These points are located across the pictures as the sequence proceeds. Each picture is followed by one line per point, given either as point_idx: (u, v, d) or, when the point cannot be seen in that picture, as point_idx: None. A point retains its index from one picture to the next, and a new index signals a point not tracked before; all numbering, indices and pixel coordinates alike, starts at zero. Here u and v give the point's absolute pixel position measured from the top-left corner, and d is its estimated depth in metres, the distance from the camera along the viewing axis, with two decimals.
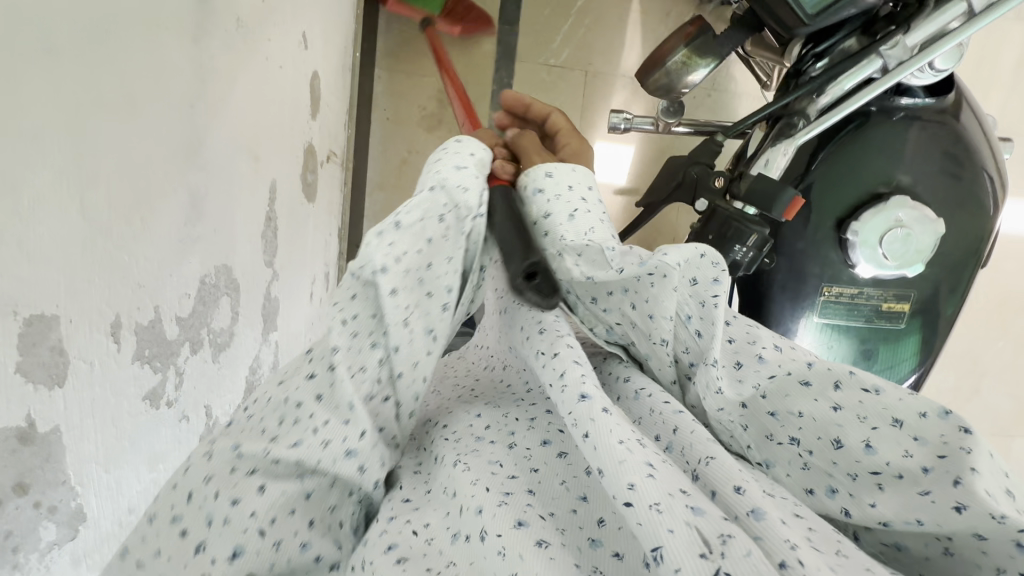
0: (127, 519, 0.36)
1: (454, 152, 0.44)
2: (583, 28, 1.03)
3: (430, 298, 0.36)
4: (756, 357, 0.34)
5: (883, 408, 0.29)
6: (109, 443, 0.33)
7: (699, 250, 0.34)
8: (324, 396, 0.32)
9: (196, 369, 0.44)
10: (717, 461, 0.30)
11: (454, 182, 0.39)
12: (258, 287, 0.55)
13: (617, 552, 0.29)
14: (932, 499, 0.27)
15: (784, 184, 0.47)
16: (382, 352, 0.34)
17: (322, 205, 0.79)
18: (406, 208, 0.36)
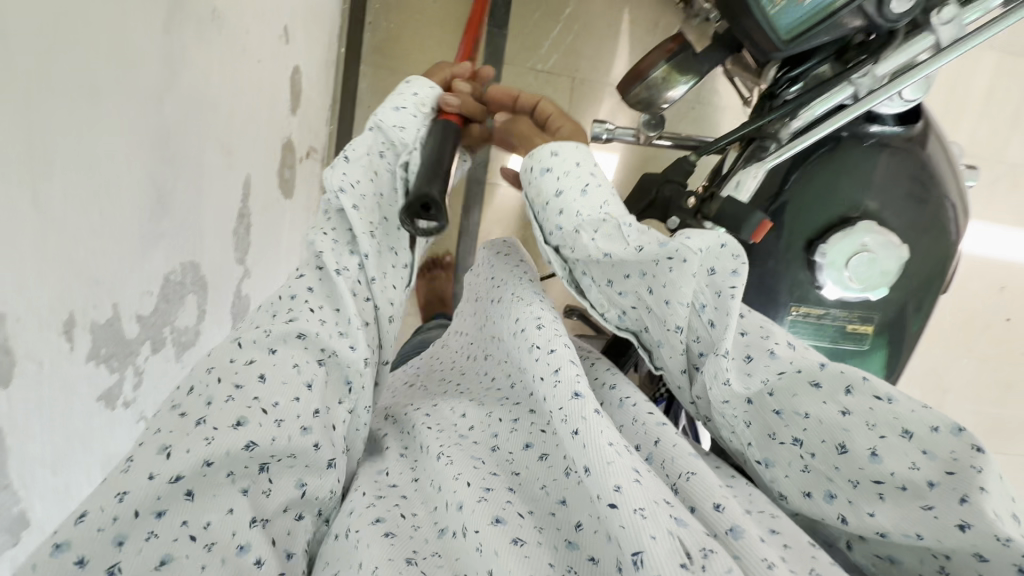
0: None
1: (400, 92, 0.51)
2: (570, 35, 1.03)
3: (385, 222, 0.46)
4: (767, 352, 0.37)
5: (894, 417, 0.32)
6: (58, 446, 0.32)
7: (720, 240, 0.37)
8: (314, 289, 0.40)
9: (158, 369, 0.42)
10: (697, 477, 0.34)
11: (391, 123, 0.48)
12: (228, 284, 0.54)
13: (592, 556, 0.32)
14: (936, 514, 0.30)
15: (753, 208, 0.47)
16: (357, 259, 0.42)
17: (301, 201, 0.78)
18: (353, 147, 0.46)
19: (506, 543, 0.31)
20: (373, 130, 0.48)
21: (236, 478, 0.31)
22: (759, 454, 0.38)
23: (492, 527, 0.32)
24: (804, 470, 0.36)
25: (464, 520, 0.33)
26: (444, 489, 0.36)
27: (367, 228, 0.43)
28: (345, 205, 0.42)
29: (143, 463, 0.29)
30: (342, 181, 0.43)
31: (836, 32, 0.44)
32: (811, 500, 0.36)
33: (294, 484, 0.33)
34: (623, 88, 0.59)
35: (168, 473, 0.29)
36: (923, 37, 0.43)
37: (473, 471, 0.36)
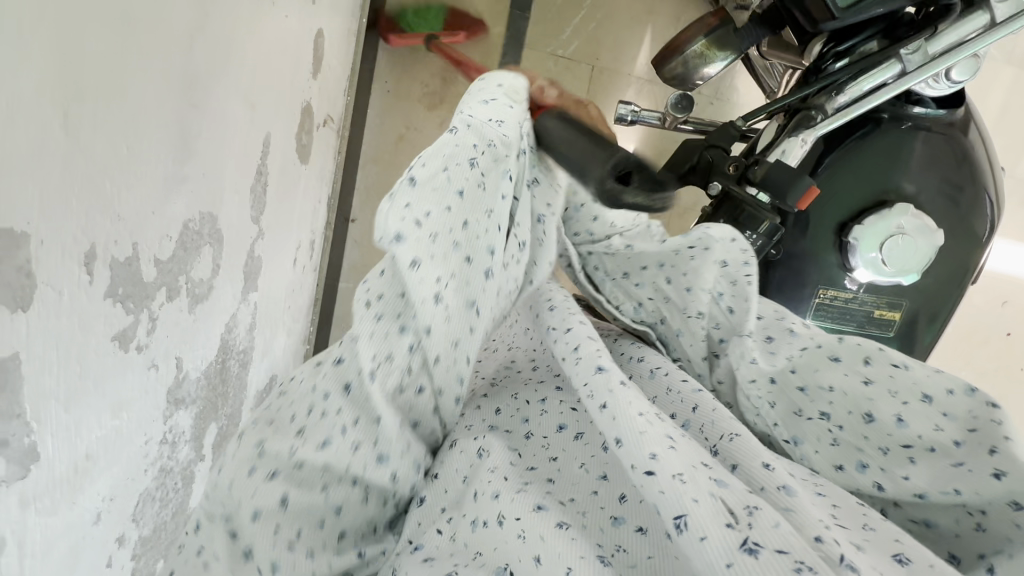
0: (82, 465, 0.33)
1: (481, 87, 0.46)
2: (594, 22, 1.03)
3: (468, 262, 0.39)
4: (790, 332, 0.44)
5: (914, 385, 0.38)
6: (72, 380, 0.31)
7: (733, 237, 0.43)
8: (348, 390, 0.37)
9: (171, 319, 0.41)
10: (740, 437, 0.38)
11: (486, 118, 0.43)
12: (242, 243, 0.53)
13: (641, 528, 0.35)
14: (969, 468, 0.35)
15: (800, 173, 0.47)
16: (412, 338, 0.37)
17: (315, 170, 0.77)
18: (427, 158, 0.41)
19: (550, 524, 0.33)
20: (462, 128, 0.43)
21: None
22: (788, 433, 0.42)
23: (534, 513, 0.34)
24: (833, 444, 0.40)
25: (500, 510, 0.35)
26: (468, 482, 0.38)
27: (430, 289, 0.37)
28: (404, 261, 0.37)
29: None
30: (405, 219, 0.38)
31: (890, 5, 0.45)
32: (843, 473, 0.40)
33: None
34: (656, 64, 0.59)
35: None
36: (979, 14, 0.44)
37: (507, 465, 0.39)
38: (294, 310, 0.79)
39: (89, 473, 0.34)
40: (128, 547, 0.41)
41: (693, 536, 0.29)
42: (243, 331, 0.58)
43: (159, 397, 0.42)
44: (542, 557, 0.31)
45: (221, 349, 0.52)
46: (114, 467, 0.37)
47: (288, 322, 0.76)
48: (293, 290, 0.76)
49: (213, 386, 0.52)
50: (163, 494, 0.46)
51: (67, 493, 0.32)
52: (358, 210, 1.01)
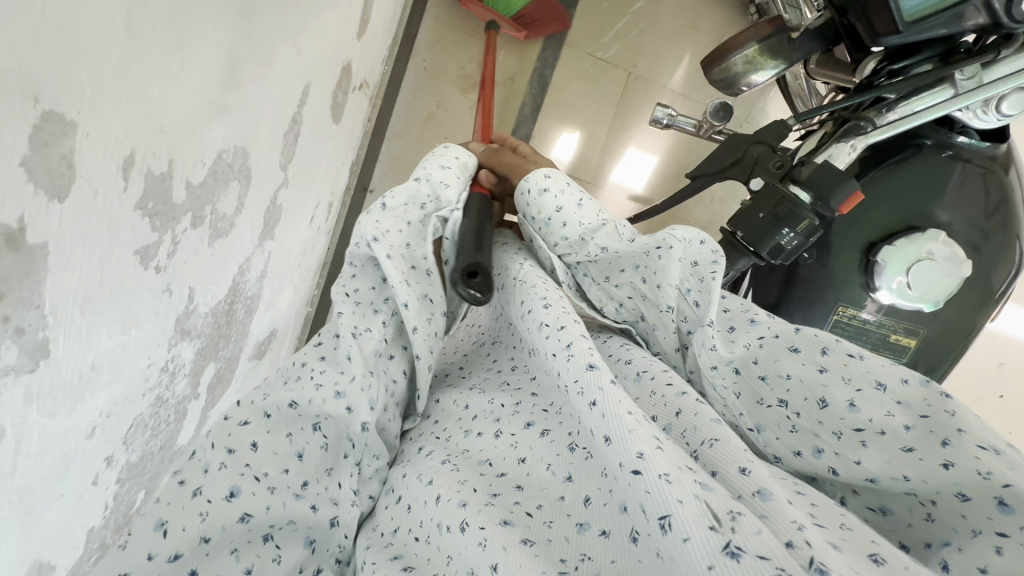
0: (87, 374, 0.33)
1: (443, 155, 0.65)
2: (637, 30, 1.03)
3: (416, 269, 0.53)
4: (749, 322, 0.49)
5: (867, 373, 0.41)
6: (92, 286, 0.31)
7: (699, 239, 0.48)
8: (326, 357, 0.48)
9: (191, 246, 0.41)
10: (719, 443, 0.39)
11: (437, 179, 0.60)
12: (268, 187, 0.53)
13: (604, 531, 0.38)
14: (920, 458, 0.36)
15: (846, 176, 0.48)
16: (385, 315, 0.50)
17: (345, 131, 0.77)
18: (394, 195, 0.54)
19: (514, 540, 0.37)
20: (422, 181, 0.58)
21: (240, 554, 0.40)
22: (752, 422, 0.45)
23: (498, 526, 0.38)
24: (791, 430, 0.43)
25: (464, 518, 0.39)
26: (432, 485, 0.43)
27: (400, 276, 0.48)
28: (377, 254, 0.48)
29: (143, 542, 0.37)
30: (376, 228, 0.50)
31: (956, 27, 0.45)
32: (802, 458, 0.42)
33: (303, 543, 0.43)
34: (706, 64, 0.59)
35: (166, 554, 0.37)
36: None
37: (478, 478, 0.43)
38: (305, 268, 0.79)
39: (92, 384, 0.34)
40: (116, 469, 0.41)
41: (676, 537, 0.31)
42: (255, 276, 0.57)
43: (168, 323, 0.42)
44: (501, 565, 0.35)
45: (232, 290, 0.52)
46: (116, 383, 0.37)
47: (296, 278, 0.76)
48: (307, 248, 0.76)
49: (218, 325, 0.52)
50: (155, 424, 0.45)
51: (69, 398, 0.32)
52: (378, 180, 1.01)
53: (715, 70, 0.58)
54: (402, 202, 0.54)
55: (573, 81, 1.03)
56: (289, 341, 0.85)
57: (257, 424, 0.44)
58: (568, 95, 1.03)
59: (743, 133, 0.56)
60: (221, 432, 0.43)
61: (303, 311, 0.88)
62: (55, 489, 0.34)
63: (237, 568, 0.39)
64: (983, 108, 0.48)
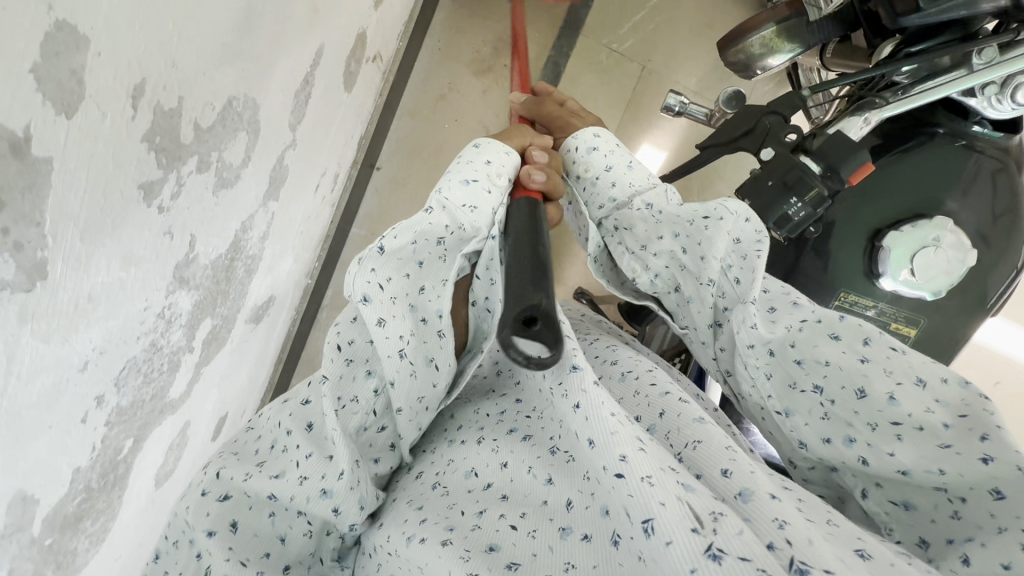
0: (83, 305, 0.33)
1: (466, 162, 0.56)
2: (653, 24, 1.03)
3: (425, 324, 0.47)
4: (792, 304, 0.46)
5: (909, 368, 0.40)
6: (94, 213, 0.31)
7: (746, 216, 0.47)
8: (312, 427, 0.44)
9: (195, 191, 0.41)
10: (701, 445, 0.39)
11: (456, 201, 0.51)
12: (274, 145, 0.52)
13: (586, 535, 0.38)
14: (957, 451, 0.36)
15: (857, 147, 0.47)
16: (377, 384, 0.45)
17: (356, 102, 0.76)
18: (394, 234, 0.46)
19: (497, 564, 0.37)
20: (435, 209, 0.50)
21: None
22: (780, 405, 0.44)
23: (484, 553, 0.37)
24: (823, 417, 0.42)
25: (448, 537, 0.39)
26: (420, 510, 0.42)
27: (394, 347, 0.44)
28: (370, 320, 0.43)
29: None
30: (371, 284, 0.44)
31: (976, 9, 0.44)
32: (831, 446, 0.42)
33: None
34: (723, 46, 0.62)
35: None
36: None
37: (466, 497, 0.42)
38: (307, 238, 0.79)
39: (88, 316, 0.34)
40: (106, 411, 0.41)
41: (659, 540, 0.31)
42: (257, 237, 0.57)
43: (167, 267, 0.41)
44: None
45: (233, 246, 0.52)
46: (111, 321, 0.37)
47: (297, 246, 0.76)
48: (311, 217, 0.76)
49: (217, 280, 0.52)
50: (148, 371, 0.45)
51: (64, 326, 0.32)
52: (385, 157, 1.01)
53: (734, 51, 0.61)
54: (408, 241, 0.47)
55: (587, 72, 1.03)
56: (287, 311, 0.85)
57: (237, 499, 0.42)
58: (580, 85, 1.03)
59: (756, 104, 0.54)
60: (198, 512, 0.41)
61: (302, 282, 0.88)
62: (42, 421, 0.33)
63: None
64: (999, 97, 0.46)
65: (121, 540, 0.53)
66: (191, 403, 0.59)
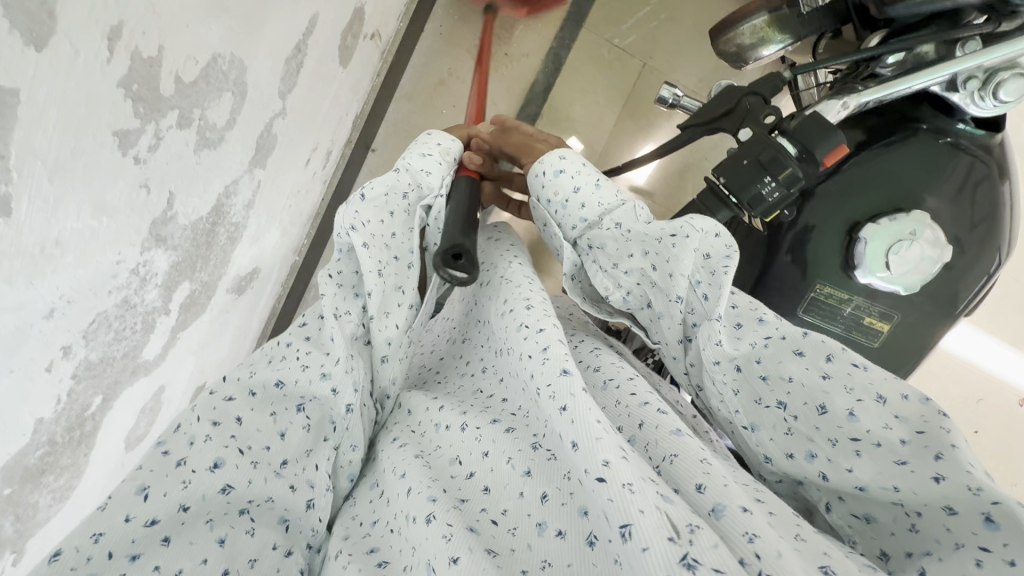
0: (51, 248, 0.32)
1: (424, 144, 0.62)
2: (655, 22, 1.03)
3: (397, 260, 0.54)
4: (757, 319, 0.43)
5: (870, 384, 0.38)
6: (63, 155, 0.30)
7: (715, 231, 0.44)
8: (309, 338, 0.49)
9: (175, 146, 0.40)
10: (678, 460, 0.38)
11: (417, 167, 0.58)
12: (262, 111, 0.52)
13: (560, 531, 0.38)
14: (911, 468, 0.36)
15: (832, 127, 0.46)
16: (360, 302, 0.51)
17: (352, 79, 0.76)
18: (371, 185, 0.52)
19: (479, 545, 0.37)
20: (401, 170, 0.56)
21: (214, 525, 0.40)
22: (746, 420, 0.44)
23: (467, 531, 0.37)
24: (787, 433, 0.42)
25: (432, 510, 0.38)
26: (404, 478, 0.42)
27: (373, 266, 0.49)
28: (356, 242, 0.48)
29: (120, 504, 0.37)
30: (356, 218, 0.49)
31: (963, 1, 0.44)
32: (792, 461, 0.42)
33: (276, 520, 0.42)
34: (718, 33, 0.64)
35: (143, 519, 0.37)
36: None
37: (449, 480, 0.43)
38: (296, 212, 0.79)
39: (55, 261, 0.33)
40: (73, 363, 0.40)
41: (635, 545, 0.31)
42: (241, 203, 0.57)
43: (143, 222, 0.41)
44: (461, 558, 0.35)
45: (215, 209, 0.52)
46: (81, 270, 0.36)
47: (285, 220, 0.75)
48: (300, 191, 0.76)
49: (198, 243, 0.52)
50: (121, 328, 0.45)
51: (29, 268, 0.31)
52: (381, 141, 1.00)
53: (727, 39, 0.63)
54: (383, 193, 0.53)
55: (588, 67, 1.03)
56: (272, 286, 0.85)
57: (242, 401, 0.45)
58: (579, 80, 1.03)
59: (737, 84, 0.53)
60: (205, 407, 0.43)
61: (289, 258, 0.88)
62: (3, 364, 0.33)
63: (211, 537, 0.39)
64: (981, 94, 0.46)
65: (87, 500, 0.53)
66: (166, 368, 0.58)
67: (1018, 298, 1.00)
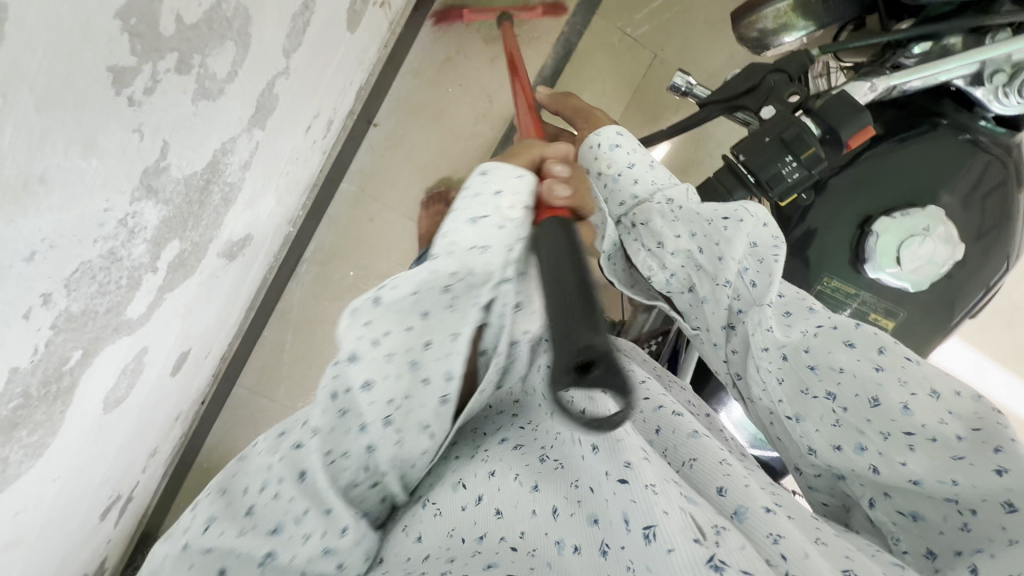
0: (33, 185, 0.31)
1: (477, 191, 0.46)
2: (668, 13, 1.02)
3: (425, 383, 0.41)
4: (807, 309, 0.43)
5: (923, 379, 0.37)
6: (52, 85, 0.29)
7: (765, 220, 0.45)
8: (302, 479, 0.39)
9: (172, 92, 0.39)
10: (698, 464, 0.38)
11: (464, 245, 0.43)
12: (265, 68, 0.50)
13: (577, 546, 0.34)
14: (969, 462, 0.34)
15: (860, 107, 0.45)
16: (365, 442, 0.40)
17: (358, 46, 0.74)
18: (394, 283, 0.39)
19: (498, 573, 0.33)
20: (441, 256, 0.42)
21: None
22: (791, 410, 0.41)
23: (483, 572, 0.33)
24: (834, 425, 0.40)
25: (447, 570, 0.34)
26: (420, 542, 0.38)
27: (379, 413, 0.40)
28: (357, 383, 0.38)
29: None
30: (360, 339, 0.38)
31: None
32: (840, 453, 0.39)
33: None
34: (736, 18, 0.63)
35: None
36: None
37: (462, 516, 0.38)
38: (293, 181, 0.77)
39: (39, 199, 0.32)
40: (54, 312, 0.39)
41: (660, 547, 0.30)
42: (238, 163, 0.55)
43: (134, 169, 0.39)
44: None
45: (210, 165, 0.50)
46: (65, 212, 0.34)
47: (281, 187, 0.73)
48: (299, 158, 0.74)
49: (190, 199, 0.50)
50: (104, 280, 0.43)
51: (11, 204, 0.30)
52: (384, 115, 0.98)
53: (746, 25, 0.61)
54: (408, 292, 0.40)
55: (598, 54, 1.02)
56: (264, 256, 0.83)
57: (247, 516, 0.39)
58: (589, 67, 1.02)
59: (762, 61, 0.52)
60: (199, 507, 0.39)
61: (283, 229, 0.85)
62: None
63: None
64: (1006, 90, 0.46)
65: (58, 462, 0.51)
66: (150, 330, 0.56)
67: (1006, 314, 1.01)
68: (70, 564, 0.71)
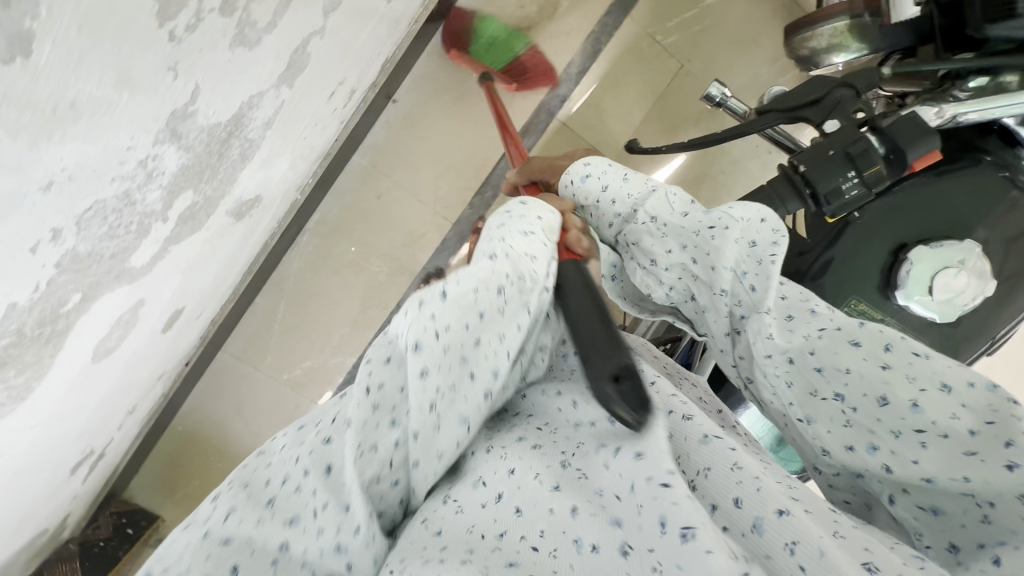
0: (63, 110, 0.29)
1: (519, 217, 0.47)
2: (699, 25, 1.02)
3: (472, 380, 0.38)
4: (809, 311, 0.40)
5: (933, 373, 0.35)
6: (95, 5, 0.27)
7: (761, 215, 0.42)
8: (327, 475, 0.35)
9: (212, 33, 0.37)
10: (713, 473, 0.37)
11: (522, 251, 0.43)
12: (303, 22, 0.49)
13: (594, 544, 0.33)
14: (980, 459, 0.33)
15: (929, 131, 0.45)
16: (400, 436, 0.37)
17: (390, 18, 0.73)
18: (457, 280, 0.39)
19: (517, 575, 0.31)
20: (498, 257, 0.42)
21: None
22: (801, 412, 0.40)
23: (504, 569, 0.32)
24: (845, 425, 0.38)
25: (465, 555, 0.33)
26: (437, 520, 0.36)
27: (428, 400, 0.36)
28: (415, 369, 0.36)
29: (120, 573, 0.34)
30: (427, 330, 0.36)
31: None
32: (853, 454, 0.38)
33: None
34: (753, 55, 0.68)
35: None
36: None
37: (484, 515, 0.36)
38: (308, 147, 0.75)
39: (66, 126, 0.30)
40: (60, 250, 0.36)
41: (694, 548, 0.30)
42: (262, 120, 0.53)
43: (162, 110, 0.37)
44: None
45: (236, 117, 0.48)
46: (88, 144, 0.32)
47: (298, 150, 0.71)
48: (318, 124, 0.72)
49: (211, 150, 0.48)
50: (115, 223, 0.41)
51: (38, 126, 0.28)
52: (404, 93, 0.96)
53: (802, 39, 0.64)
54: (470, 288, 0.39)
55: (627, 57, 1.01)
56: (269, 221, 0.80)
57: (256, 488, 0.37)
58: (617, 70, 1.01)
59: (825, 75, 0.52)
60: None
61: (291, 196, 0.83)
62: None
63: None
64: None
65: (39, 409, 0.49)
66: (149, 282, 0.54)
67: None
68: (32, 516, 0.67)
